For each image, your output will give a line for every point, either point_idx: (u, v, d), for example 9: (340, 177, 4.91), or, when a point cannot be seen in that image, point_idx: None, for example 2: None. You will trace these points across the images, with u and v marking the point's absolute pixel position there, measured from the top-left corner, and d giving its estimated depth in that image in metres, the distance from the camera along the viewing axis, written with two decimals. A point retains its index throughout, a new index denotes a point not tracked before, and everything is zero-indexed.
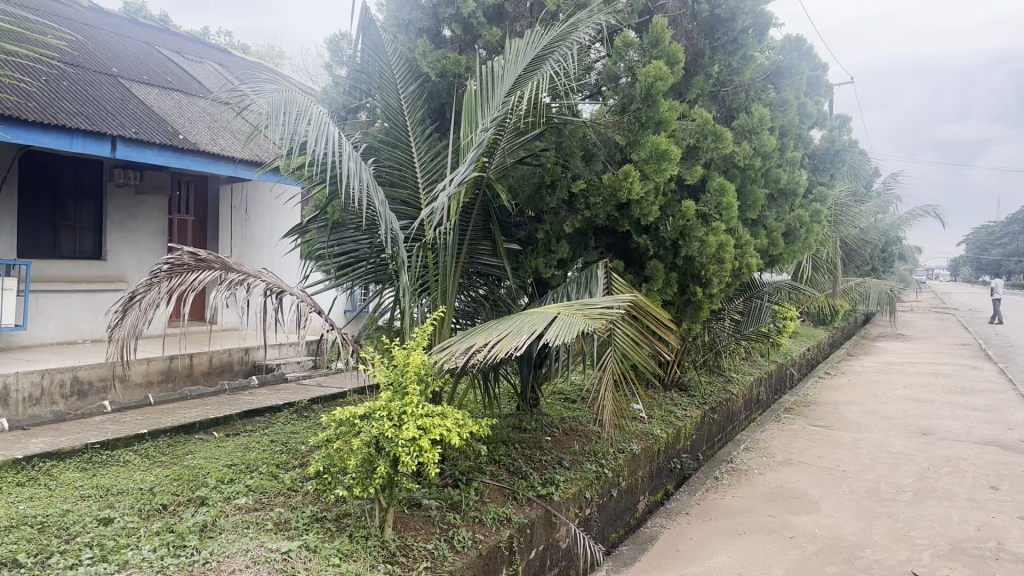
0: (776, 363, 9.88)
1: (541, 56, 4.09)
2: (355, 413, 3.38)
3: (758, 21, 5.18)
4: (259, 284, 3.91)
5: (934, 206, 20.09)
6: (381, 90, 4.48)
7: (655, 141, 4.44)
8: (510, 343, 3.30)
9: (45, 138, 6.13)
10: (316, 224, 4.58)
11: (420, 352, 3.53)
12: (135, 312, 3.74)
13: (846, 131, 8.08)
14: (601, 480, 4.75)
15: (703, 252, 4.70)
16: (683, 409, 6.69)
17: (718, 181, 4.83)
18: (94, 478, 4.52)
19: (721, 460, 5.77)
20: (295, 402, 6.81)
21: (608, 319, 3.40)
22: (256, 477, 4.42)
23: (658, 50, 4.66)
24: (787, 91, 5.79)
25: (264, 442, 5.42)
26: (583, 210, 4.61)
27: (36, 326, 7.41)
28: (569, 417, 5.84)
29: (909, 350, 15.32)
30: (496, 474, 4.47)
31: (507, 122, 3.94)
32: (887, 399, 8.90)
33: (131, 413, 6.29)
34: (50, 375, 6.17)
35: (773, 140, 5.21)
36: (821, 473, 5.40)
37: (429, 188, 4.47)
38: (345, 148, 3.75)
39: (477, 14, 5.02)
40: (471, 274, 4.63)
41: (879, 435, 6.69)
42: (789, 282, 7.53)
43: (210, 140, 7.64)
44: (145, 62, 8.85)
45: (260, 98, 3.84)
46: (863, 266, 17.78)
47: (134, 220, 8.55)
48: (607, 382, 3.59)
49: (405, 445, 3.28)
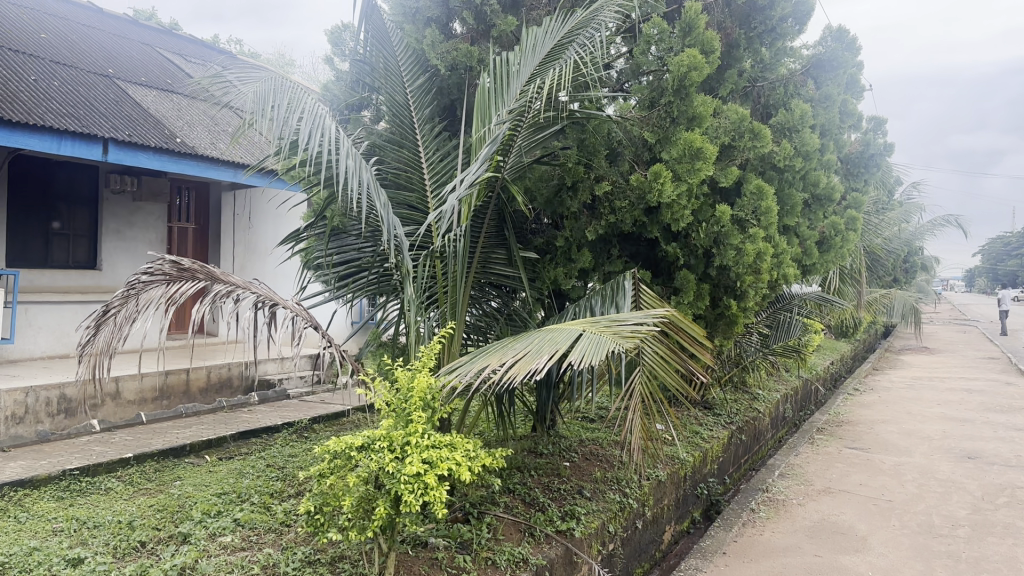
0: (801, 378, 9.41)
1: (562, 46, 3.67)
2: (352, 444, 2.98)
3: (798, 9, 4.82)
4: (248, 296, 3.46)
5: (956, 215, 19.58)
6: (387, 84, 4.09)
7: (689, 138, 4.04)
8: (529, 365, 2.86)
9: (31, 140, 5.75)
10: (313, 231, 4.18)
11: (426, 374, 3.12)
12: (109, 328, 3.34)
13: (882, 134, 7.63)
14: (624, 512, 4.30)
15: (739, 262, 4.25)
16: (708, 429, 6.24)
17: (755, 183, 4.41)
18: (69, 509, 4.12)
19: (755, 488, 5.31)
20: (295, 421, 6.38)
21: (640, 337, 2.98)
22: (247, 509, 4.01)
23: (693, 37, 4.22)
24: (828, 87, 5.38)
25: (260, 467, 5.01)
26: (607, 215, 4.21)
27: (26, 339, 6.99)
28: (589, 440, 5.41)
29: (935, 363, 14.78)
30: (511, 506, 4.03)
31: (526, 113, 3.53)
32: (922, 417, 8.42)
33: (120, 434, 5.90)
34: (36, 392, 5.75)
35: (815, 139, 4.81)
36: (867, 504, 4.94)
37: (437, 191, 4.06)
38: (344, 144, 3.35)
39: (490, 2, 4.64)
40: (483, 285, 4.21)
41: (923, 459, 6.21)
42: (819, 293, 7.06)
43: (209, 144, 7.28)
44: (144, 63, 8.51)
45: (246, 88, 3.43)
46: (885, 277, 17.28)
47: (131, 228, 8.20)
48: (634, 406, 3.13)
49: (408, 482, 2.87)
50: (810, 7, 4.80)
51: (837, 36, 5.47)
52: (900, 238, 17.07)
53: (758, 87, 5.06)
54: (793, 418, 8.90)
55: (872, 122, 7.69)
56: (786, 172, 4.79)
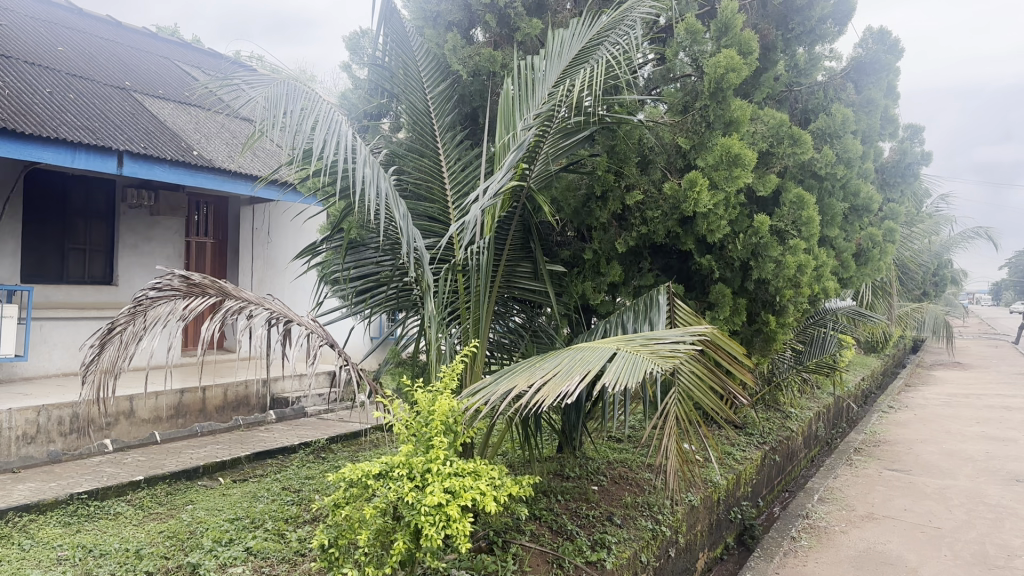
0: (833, 395, 9.12)
1: (589, 49, 3.47)
2: (369, 472, 2.79)
3: (838, 9, 4.63)
4: (261, 312, 3.24)
5: (987, 228, 19.17)
6: (406, 90, 3.90)
7: (726, 144, 3.81)
8: (559, 387, 2.63)
9: (44, 153, 5.62)
10: (329, 245, 3.97)
11: (447, 396, 2.89)
12: (114, 347, 3.15)
13: (920, 141, 7.34)
14: (657, 540, 4.04)
15: (779, 276, 4.04)
16: (741, 449, 5.98)
17: (795, 192, 4.21)
18: (75, 536, 3.94)
19: (794, 515, 5.04)
20: (312, 441, 6.19)
21: (680, 357, 2.74)
22: (260, 537, 3.80)
23: (729, 38, 4.03)
24: (869, 91, 5.18)
25: (275, 489, 4.81)
26: (639, 226, 4.01)
27: (40, 356, 6.87)
28: (617, 462, 5.19)
29: (970, 379, 14.37)
30: (538, 535, 3.80)
31: (555, 117, 3.33)
32: (962, 436, 8.09)
33: (134, 454, 5.74)
34: (48, 411, 5.52)
35: (857, 144, 4.60)
36: (913, 532, 4.67)
37: (459, 202, 3.87)
38: (361, 151, 3.15)
39: (514, 5, 4.46)
40: (507, 300, 3.99)
41: (968, 482, 5.92)
42: (852, 308, 6.82)
43: (226, 156, 7.14)
44: (161, 75, 8.42)
45: (257, 93, 3.27)
46: (915, 291, 16.89)
47: (148, 243, 8.05)
48: (669, 428, 2.90)
49: (429, 514, 2.66)
50: (850, 7, 4.63)
51: (878, 38, 5.22)
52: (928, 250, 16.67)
53: (795, 92, 4.92)
54: (826, 438, 8.61)
55: (908, 130, 7.35)
56: (826, 181, 4.58)
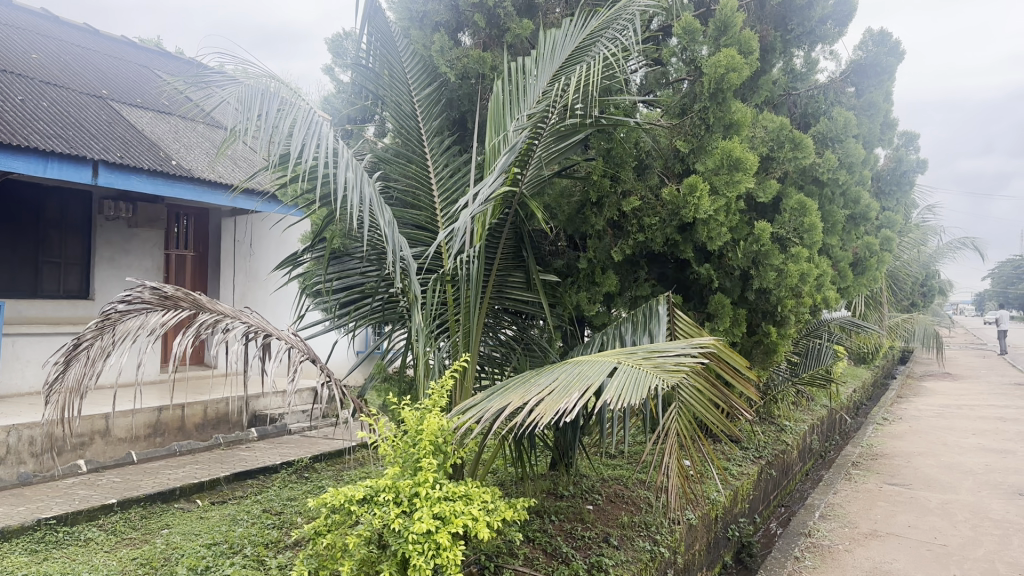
0: (827, 407, 8.97)
1: (584, 48, 3.31)
2: (353, 498, 2.58)
3: (838, 9, 4.58)
4: (237, 326, 3.03)
5: (972, 239, 19.22)
6: (390, 92, 3.72)
7: (727, 147, 3.68)
8: (557, 404, 2.44)
9: (15, 162, 5.39)
10: (311, 254, 3.79)
11: (437, 414, 2.71)
12: (80, 364, 2.92)
13: (915, 148, 7.25)
14: (656, 561, 3.83)
15: (779, 285, 3.90)
16: (737, 463, 5.81)
17: (796, 199, 4.07)
18: (41, 565, 3.71)
19: (795, 533, 4.87)
20: (295, 460, 5.99)
21: (685, 372, 2.55)
22: (239, 564, 3.58)
23: (729, 36, 3.91)
24: (869, 95, 5.09)
25: (256, 511, 4.60)
26: (635, 233, 3.85)
27: (12, 373, 6.64)
28: (611, 479, 5.01)
29: (961, 389, 14.27)
30: (532, 559, 3.61)
31: (548, 120, 3.18)
32: (960, 449, 7.95)
33: (109, 474, 5.51)
34: (17, 431, 5.31)
35: (860, 148, 4.48)
36: (919, 550, 4.50)
37: (448, 209, 3.70)
38: (342, 153, 2.98)
39: (504, 4, 4.32)
40: (498, 312, 3.82)
41: (970, 496, 5.77)
42: (846, 317, 6.71)
43: (206, 166, 6.94)
44: (139, 83, 8.23)
45: (231, 95, 3.09)
46: (904, 301, 16.83)
47: (126, 255, 7.83)
48: (669, 446, 2.70)
49: (417, 542, 2.47)
50: (850, 7, 4.57)
51: (878, 40, 5.11)
52: (917, 261, 16.67)
53: (792, 97, 4.82)
54: (820, 451, 8.46)
55: (903, 138, 7.27)
56: (828, 186, 4.45)
